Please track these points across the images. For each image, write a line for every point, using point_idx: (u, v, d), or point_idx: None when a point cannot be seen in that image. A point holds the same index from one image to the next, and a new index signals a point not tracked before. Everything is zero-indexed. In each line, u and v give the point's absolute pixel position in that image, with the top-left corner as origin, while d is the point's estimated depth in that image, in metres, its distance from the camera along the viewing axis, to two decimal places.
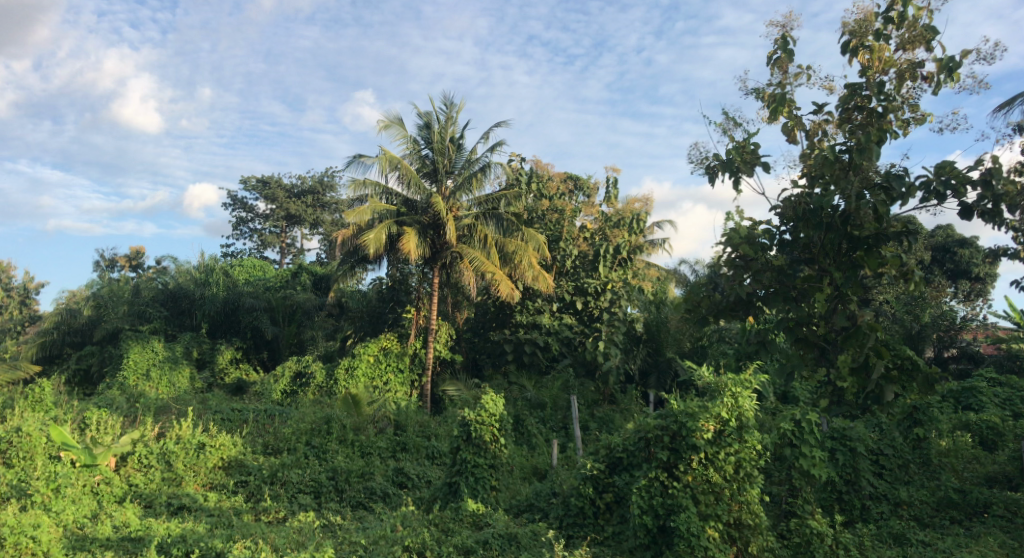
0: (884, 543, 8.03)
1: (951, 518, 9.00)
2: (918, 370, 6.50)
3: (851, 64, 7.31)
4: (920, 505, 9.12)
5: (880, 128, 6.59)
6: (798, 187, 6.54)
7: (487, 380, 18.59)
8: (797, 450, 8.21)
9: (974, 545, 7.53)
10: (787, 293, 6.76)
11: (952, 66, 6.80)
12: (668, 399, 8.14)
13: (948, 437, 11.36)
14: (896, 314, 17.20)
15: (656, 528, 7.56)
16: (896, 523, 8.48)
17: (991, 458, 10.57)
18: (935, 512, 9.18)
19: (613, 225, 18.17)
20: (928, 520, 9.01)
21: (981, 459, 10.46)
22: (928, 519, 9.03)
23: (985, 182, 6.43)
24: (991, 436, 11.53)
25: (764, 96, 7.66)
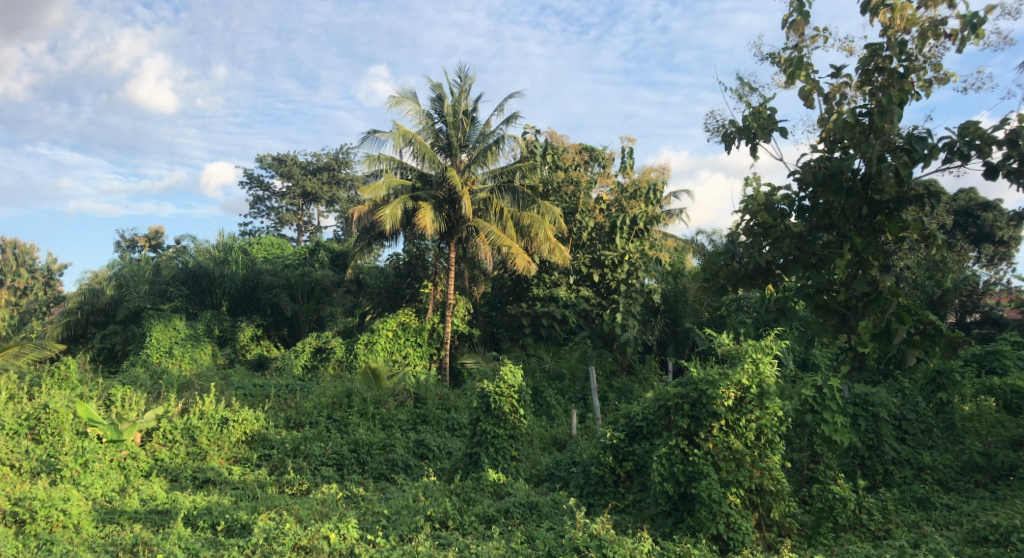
0: (907, 507, 7.97)
1: (975, 482, 8.84)
2: (941, 334, 6.49)
3: (872, 23, 7.24)
4: (944, 469, 8.97)
5: (902, 89, 6.48)
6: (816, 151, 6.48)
7: (505, 353, 18.63)
8: (819, 416, 8.14)
9: (1000, 508, 7.42)
10: (807, 260, 6.75)
11: (975, 23, 6.72)
12: (687, 366, 8.02)
13: (971, 402, 11.20)
14: (916, 279, 16.88)
15: (677, 495, 7.53)
16: (920, 488, 8.39)
17: (1015, 422, 10.33)
18: (960, 476, 9.02)
19: (630, 196, 18.04)
20: (953, 483, 8.82)
21: (1005, 423, 10.28)
22: (953, 482, 8.85)
23: (1009, 142, 6.34)
24: (1015, 399, 11.33)
25: (782, 60, 7.64)
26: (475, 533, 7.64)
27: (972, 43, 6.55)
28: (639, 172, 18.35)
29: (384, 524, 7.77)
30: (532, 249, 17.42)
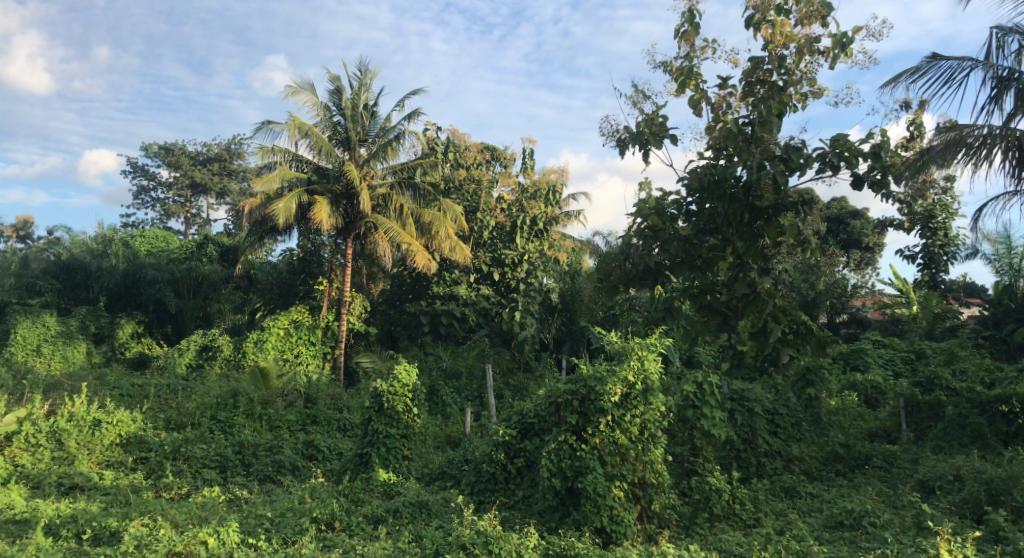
0: (777, 496, 8.39)
1: (836, 471, 9.44)
2: (812, 334, 7.01)
3: (756, 37, 7.68)
4: (810, 460, 9.51)
5: (781, 102, 6.89)
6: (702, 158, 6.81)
7: (402, 351, 18.44)
8: (699, 411, 8.51)
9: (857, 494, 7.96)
10: (693, 262, 7.10)
11: (844, 42, 7.31)
12: (578, 363, 8.12)
13: (837, 396, 11.99)
14: (793, 282, 17.90)
15: (564, 490, 7.61)
16: (788, 478, 8.88)
17: (873, 415, 11.17)
18: (823, 466, 9.60)
19: (530, 196, 18.29)
20: (817, 473, 9.38)
21: (865, 416, 11.12)
22: (817, 472, 9.41)
23: (874, 154, 6.95)
24: (874, 394, 12.24)
25: (673, 69, 8.03)
26: (362, 533, 7.55)
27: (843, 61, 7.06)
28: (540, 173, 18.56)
29: (267, 527, 7.55)
30: (432, 247, 17.47)
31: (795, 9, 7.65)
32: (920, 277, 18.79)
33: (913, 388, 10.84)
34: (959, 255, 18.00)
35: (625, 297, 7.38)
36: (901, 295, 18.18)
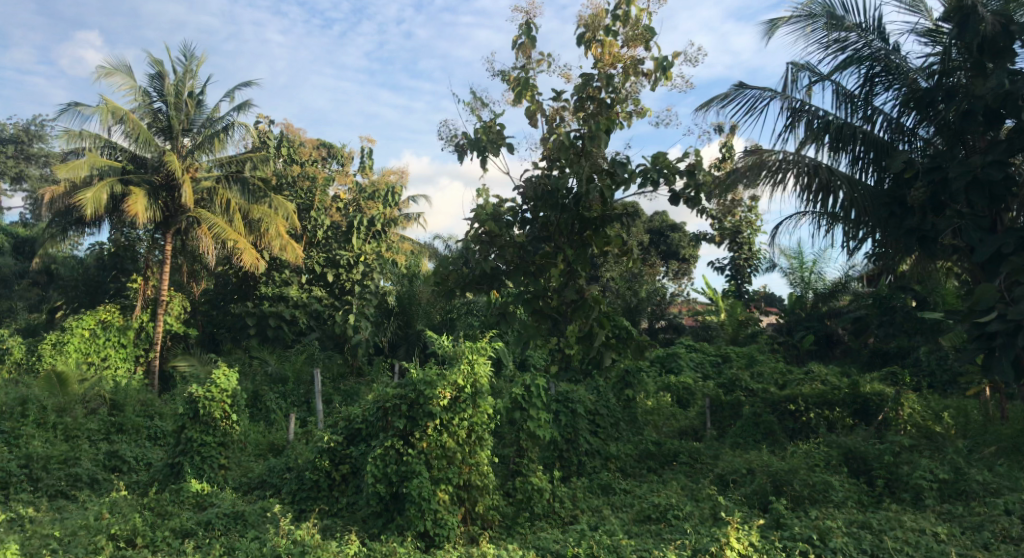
0: (594, 494, 8.68)
1: (649, 468, 9.81)
2: (633, 339, 7.36)
3: (587, 55, 8.07)
4: (626, 458, 9.88)
5: (609, 118, 7.35)
6: (537, 169, 7.05)
7: (224, 354, 17.53)
8: (526, 413, 8.74)
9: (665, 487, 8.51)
10: (526, 269, 7.28)
11: (665, 66, 7.87)
12: (408, 366, 8.09)
13: (653, 397, 12.72)
14: (618, 289, 18.87)
15: (389, 495, 7.55)
16: (605, 474, 9.20)
17: (684, 413, 11.97)
18: (637, 463, 9.98)
19: (367, 196, 17.93)
20: (631, 470, 9.75)
21: (677, 415, 11.89)
22: (631, 469, 9.78)
23: (690, 173, 7.56)
24: (685, 394, 13.18)
25: (509, 80, 8.23)
26: (167, 549, 7.06)
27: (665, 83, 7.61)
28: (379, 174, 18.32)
29: (54, 548, 6.83)
30: (261, 246, 16.69)
31: (621, 31, 8.15)
32: (729, 287, 20.44)
33: (718, 388, 11.68)
34: (761, 268, 19.77)
35: (461, 301, 7.47)
36: (712, 304, 19.67)
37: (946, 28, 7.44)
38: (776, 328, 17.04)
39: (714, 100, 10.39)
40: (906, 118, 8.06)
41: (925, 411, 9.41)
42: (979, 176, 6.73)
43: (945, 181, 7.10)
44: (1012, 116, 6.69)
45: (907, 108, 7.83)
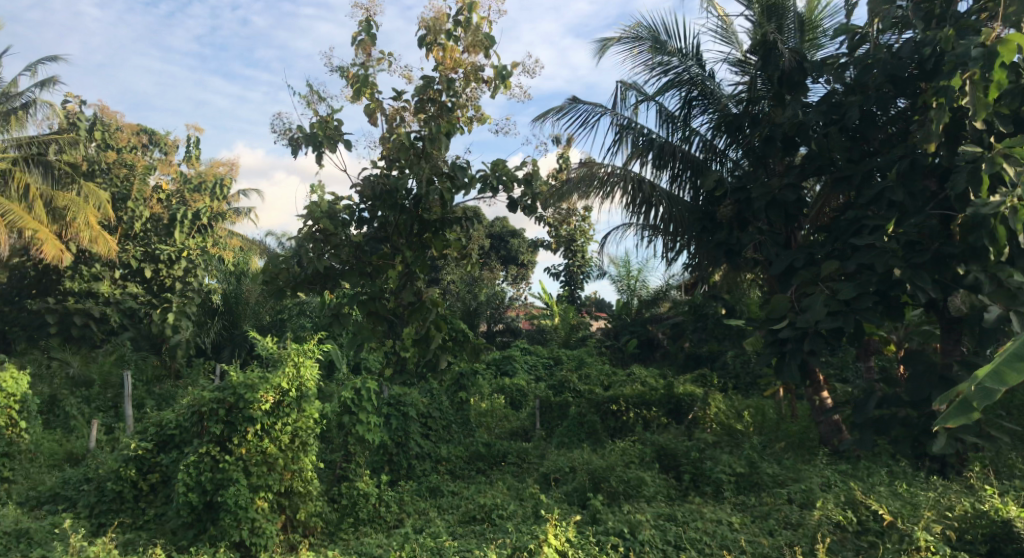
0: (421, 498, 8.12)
1: (478, 470, 8.88)
2: (468, 341, 8.11)
3: (428, 57, 8.04)
4: (456, 461, 9.05)
5: (449, 122, 7.58)
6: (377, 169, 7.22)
7: (17, 356, 15.77)
8: (355, 417, 8.27)
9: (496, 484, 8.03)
10: (363, 269, 7.54)
11: (505, 74, 8.15)
12: (227, 369, 7.51)
13: (487, 398, 12.27)
14: (457, 293, 18.75)
15: (202, 505, 7.03)
16: (435, 478, 8.45)
17: (516, 415, 11.25)
18: (467, 466, 9.08)
19: (191, 189, 17.51)
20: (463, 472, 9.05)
21: (512, 416, 11.21)
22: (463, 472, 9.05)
23: (528, 183, 8.13)
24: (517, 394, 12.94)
25: (347, 76, 8.06)
26: None
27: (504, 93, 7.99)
28: (206, 165, 17.58)
29: None
30: (66, 237, 15.08)
31: (462, 36, 8.18)
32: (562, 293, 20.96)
33: (549, 390, 11.49)
34: (592, 275, 20.42)
35: (294, 300, 7.63)
36: (547, 309, 20.06)
37: (751, 58, 8.06)
38: (605, 332, 17.15)
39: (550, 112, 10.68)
40: (718, 140, 8.66)
41: (730, 410, 8.96)
42: (776, 197, 7.44)
43: (749, 201, 7.75)
44: (804, 145, 7.46)
45: (718, 130, 8.43)
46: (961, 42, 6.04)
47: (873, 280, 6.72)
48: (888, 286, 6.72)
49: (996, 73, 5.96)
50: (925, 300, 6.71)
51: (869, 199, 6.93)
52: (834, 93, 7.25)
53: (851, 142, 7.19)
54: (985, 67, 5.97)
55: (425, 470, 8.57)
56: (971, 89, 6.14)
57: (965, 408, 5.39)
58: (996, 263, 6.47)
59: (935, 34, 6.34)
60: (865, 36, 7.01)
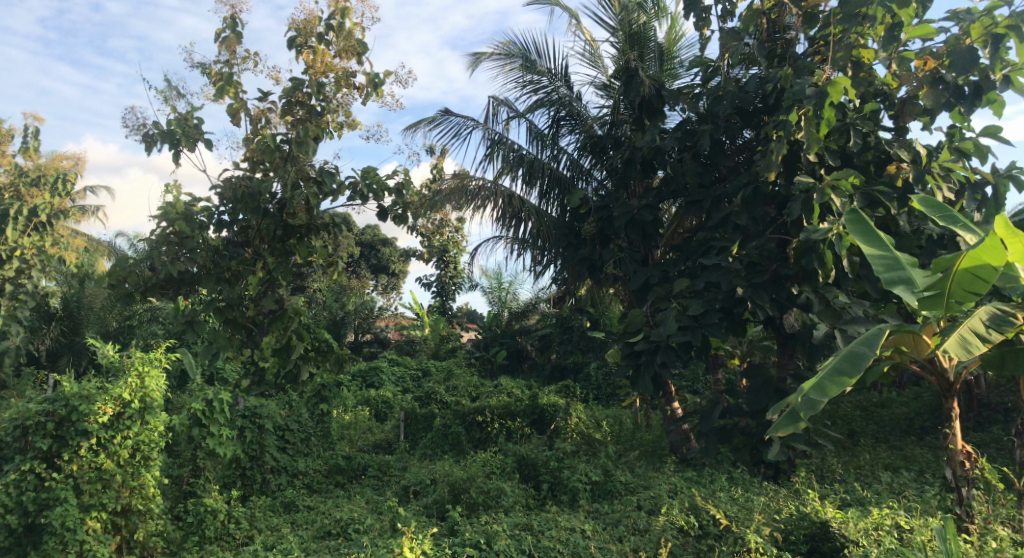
0: (275, 513, 7.74)
1: (337, 483, 8.64)
2: (332, 351, 8.07)
3: (298, 59, 7.86)
4: (315, 473, 8.68)
5: (318, 127, 7.48)
6: (239, 170, 6.94)
7: None
8: (205, 430, 7.58)
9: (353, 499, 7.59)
10: (221, 274, 7.24)
11: (377, 82, 8.17)
12: (57, 377, 6.72)
13: (352, 411, 11.71)
14: (324, 301, 18.08)
15: (23, 527, 6.40)
16: (292, 491, 8.18)
17: (381, 427, 10.90)
18: (325, 479, 8.74)
19: (30, 182, 14.69)
20: (319, 487, 8.58)
21: (375, 428, 10.79)
22: (319, 486, 8.60)
23: (397, 192, 8.08)
24: (383, 407, 12.20)
25: (210, 72, 7.74)
26: None
27: (376, 100, 7.97)
28: (46, 158, 16.06)
29: None
30: None
31: (333, 41, 8.06)
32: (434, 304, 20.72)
33: (413, 402, 11.16)
34: (463, 286, 20.32)
35: (142, 304, 7.23)
36: (417, 319, 19.75)
37: (616, 83, 8.41)
38: (474, 343, 17.14)
39: (422, 124, 10.69)
40: (584, 159, 8.95)
41: (590, 419, 9.19)
42: (635, 217, 7.78)
43: (610, 218, 8.05)
44: (661, 168, 7.87)
45: (585, 150, 8.74)
46: (798, 81, 6.59)
47: (720, 297, 7.15)
48: (732, 303, 7.18)
49: (826, 112, 6.61)
50: (764, 317, 7.21)
51: (717, 221, 7.38)
52: (689, 120, 7.70)
53: (703, 168, 7.66)
54: (818, 105, 6.55)
55: (280, 485, 8.27)
56: (805, 124, 6.71)
57: (793, 418, 5.85)
58: (824, 285, 7.07)
59: (777, 72, 6.89)
60: (717, 69, 7.53)
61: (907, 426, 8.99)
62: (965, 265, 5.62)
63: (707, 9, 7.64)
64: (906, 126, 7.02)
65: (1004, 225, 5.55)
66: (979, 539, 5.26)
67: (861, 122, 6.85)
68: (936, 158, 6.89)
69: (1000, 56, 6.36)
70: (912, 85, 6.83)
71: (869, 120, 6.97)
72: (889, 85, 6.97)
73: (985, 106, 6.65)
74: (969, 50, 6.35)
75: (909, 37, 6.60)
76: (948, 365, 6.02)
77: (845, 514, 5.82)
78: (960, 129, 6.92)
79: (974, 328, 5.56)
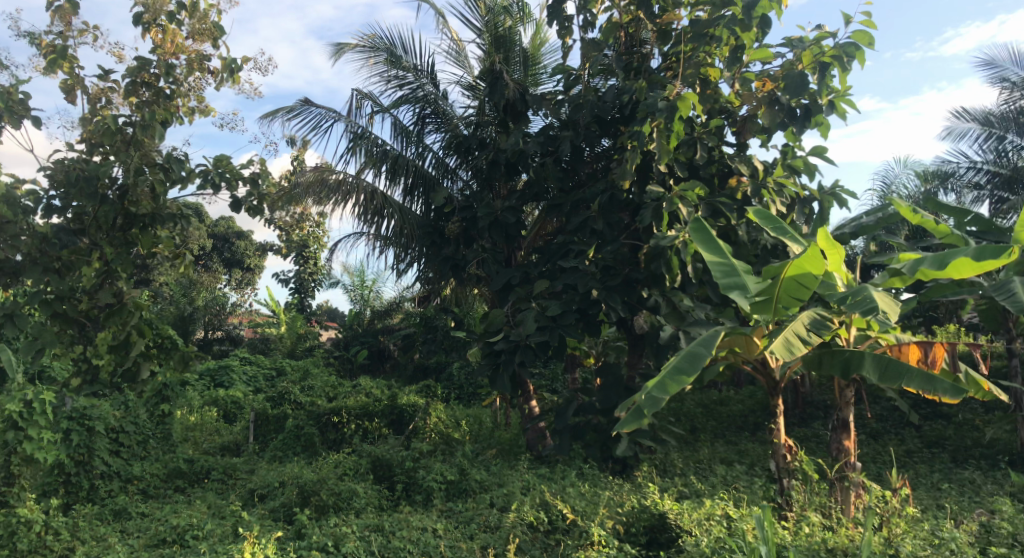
0: (102, 522, 7.13)
1: (177, 488, 8.15)
2: (175, 349, 7.59)
3: (145, 36, 7.34)
4: (150, 478, 8.13)
5: (165, 110, 7.00)
6: (73, 151, 6.31)
7: None
8: (22, 433, 6.89)
9: (190, 506, 7.10)
10: (50, 266, 6.53)
11: (233, 68, 7.78)
12: None
13: (196, 413, 11.07)
14: (170, 296, 16.93)
15: None
16: (123, 498, 7.55)
17: (228, 429, 10.39)
18: (162, 484, 8.25)
19: None
20: (155, 491, 8.10)
21: (222, 430, 10.25)
22: (155, 490, 8.11)
23: (253, 182, 7.72)
24: (232, 408, 11.69)
25: (40, 44, 7.06)
26: None
27: (232, 86, 7.58)
28: None
29: None
30: None
31: (186, 21, 7.59)
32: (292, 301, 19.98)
33: (265, 402, 10.68)
34: (324, 283, 19.75)
35: None
36: (274, 316, 18.98)
37: (481, 84, 8.45)
38: (334, 342, 16.75)
39: (280, 112, 10.41)
40: (449, 158, 8.95)
41: (449, 419, 9.20)
42: (498, 219, 7.81)
43: (473, 218, 8.09)
44: (524, 171, 7.99)
45: (450, 149, 8.73)
46: (651, 94, 6.90)
47: (576, 299, 7.36)
48: (588, 305, 7.39)
49: (675, 125, 6.97)
50: (616, 319, 7.49)
51: (575, 226, 7.59)
52: (552, 126, 7.88)
53: (563, 173, 7.86)
54: (669, 118, 6.89)
55: (111, 491, 7.66)
56: (657, 136, 7.04)
57: (638, 416, 6.11)
58: (671, 289, 7.44)
59: (633, 84, 7.17)
60: (578, 77, 7.74)
61: (743, 422, 9.65)
62: (791, 273, 6.11)
63: (569, 19, 7.85)
64: (746, 142, 7.53)
65: (825, 240, 6.27)
66: (795, 525, 5.75)
67: (707, 136, 7.27)
68: (771, 174, 7.44)
69: (827, 83, 6.96)
70: (752, 104, 7.33)
71: (714, 135, 7.41)
72: (732, 103, 7.44)
73: (813, 128, 7.26)
74: (801, 76, 6.89)
75: (751, 60, 7.08)
76: (775, 365, 6.51)
77: (681, 506, 6.14)
78: (792, 148, 7.49)
79: (797, 331, 6.04)
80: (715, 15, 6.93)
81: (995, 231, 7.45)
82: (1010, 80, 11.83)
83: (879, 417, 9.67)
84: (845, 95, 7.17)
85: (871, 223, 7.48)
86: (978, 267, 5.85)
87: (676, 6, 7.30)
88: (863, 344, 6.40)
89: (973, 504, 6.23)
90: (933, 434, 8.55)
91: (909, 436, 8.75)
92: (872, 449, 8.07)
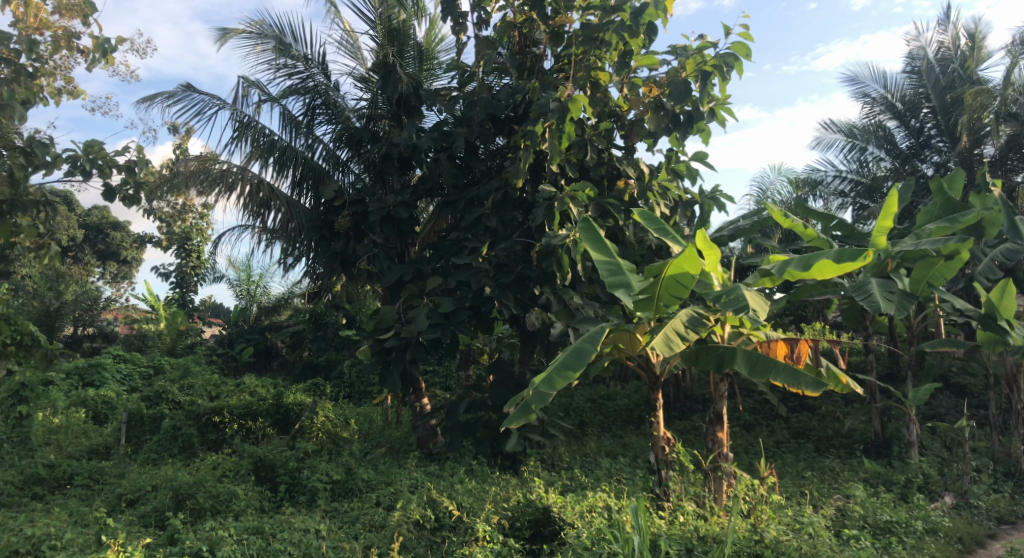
0: None
1: (35, 495, 7.55)
2: (37, 345, 7.07)
3: (4, 10, 6.82)
4: (4, 485, 7.50)
5: (27, 88, 6.49)
6: None
7: None
8: None
9: (49, 515, 6.58)
10: None
11: (106, 47, 7.31)
12: None
13: (60, 414, 10.32)
14: (32, 290, 15.68)
15: None
16: None
17: (97, 431, 9.76)
18: (20, 491, 7.63)
19: None
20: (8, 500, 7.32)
21: (89, 432, 9.61)
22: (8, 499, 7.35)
23: (127, 170, 7.27)
24: (103, 410, 10.98)
25: None
26: None
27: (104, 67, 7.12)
28: None
29: None
30: None
31: None
32: (171, 296, 18.98)
33: (139, 403, 10.10)
34: (206, 278, 18.88)
35: None
36: (150, 312, 17.97)
37: (374, 76, 8.32)
38: (216, 340, 16.04)
39: (159, 96, 9.96)
40: (341, 151, 8.77)
41: (337, 417, 9.02)
42: (390, 213, 7.69)
43: (365, 213, 7.95)
44: (416, 167, 7.91)
45: (341, 141, 8.55)
46: (543, 95, 6.96)
47: (468, 296, 7.35)
48: (480, 302, 7.41)
49: (566, 126, 7.08)
50: (507, 316, 7.55)
51: (468, 223, 7.57)
52: (445, 122, 7.85)
53: (457, 169, 7.84)
54: (560, 119, 7.00)
55: None
56: (548, 136, 7.13)
57: (525, 411, 6.18)
58: (561, 287, 7.56)
59: (525, 84, 7.24)
60: (472, 74, 7.73)
61: (628, 416, 9.96)
62: (671, 273, 6.37)
63: (463, 15, 7.84)
64: (634, 146, 7.75)
65: (704, 241, 6.58)
66: (670, 514, 5.99)
67: (597, 139, 7.42)
68: (656, 177, 7.71)
69: (707, 91, 7.26)
70: (639, 109, 7.56)
71: (603, 138, 7.58)
72: (621, 107, 7.63)
73: (695, 134, 7.56)
74: (685, 83, 7.14)
75: (638, 65, 7.29)
76: (656, 361, 6.77)
77: (564, 499, 6.25)
78: (676, 153, 7.74)
79: (676, 328, 6.28)
80: (604, 20, 7.09)
81: (857, 236, 7.99)
82: (871, 96, 12.69)
83: (752, 410, 10.22)
84: (725, 104, 7.51)
85: (747, 227, 7.96)
86: (838, 268, 6.28)
87: (568, 9, 7.41)
88: (736, 340, 6.74)
89: (831, 489, 6.70)
90: (799, 425, 9.11)
91: (778, 427, 9.29)
92: (744, 440, 8.52)
